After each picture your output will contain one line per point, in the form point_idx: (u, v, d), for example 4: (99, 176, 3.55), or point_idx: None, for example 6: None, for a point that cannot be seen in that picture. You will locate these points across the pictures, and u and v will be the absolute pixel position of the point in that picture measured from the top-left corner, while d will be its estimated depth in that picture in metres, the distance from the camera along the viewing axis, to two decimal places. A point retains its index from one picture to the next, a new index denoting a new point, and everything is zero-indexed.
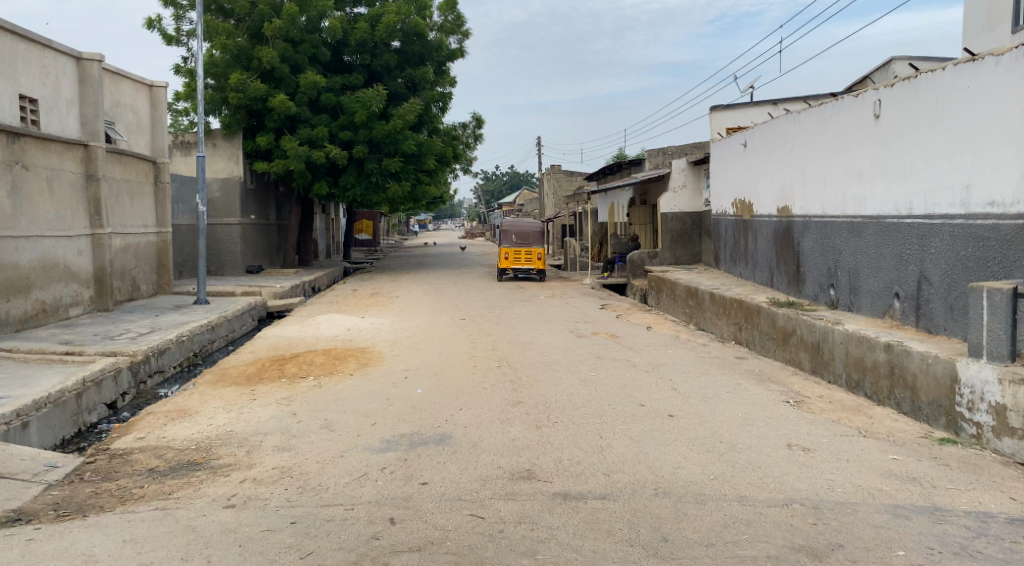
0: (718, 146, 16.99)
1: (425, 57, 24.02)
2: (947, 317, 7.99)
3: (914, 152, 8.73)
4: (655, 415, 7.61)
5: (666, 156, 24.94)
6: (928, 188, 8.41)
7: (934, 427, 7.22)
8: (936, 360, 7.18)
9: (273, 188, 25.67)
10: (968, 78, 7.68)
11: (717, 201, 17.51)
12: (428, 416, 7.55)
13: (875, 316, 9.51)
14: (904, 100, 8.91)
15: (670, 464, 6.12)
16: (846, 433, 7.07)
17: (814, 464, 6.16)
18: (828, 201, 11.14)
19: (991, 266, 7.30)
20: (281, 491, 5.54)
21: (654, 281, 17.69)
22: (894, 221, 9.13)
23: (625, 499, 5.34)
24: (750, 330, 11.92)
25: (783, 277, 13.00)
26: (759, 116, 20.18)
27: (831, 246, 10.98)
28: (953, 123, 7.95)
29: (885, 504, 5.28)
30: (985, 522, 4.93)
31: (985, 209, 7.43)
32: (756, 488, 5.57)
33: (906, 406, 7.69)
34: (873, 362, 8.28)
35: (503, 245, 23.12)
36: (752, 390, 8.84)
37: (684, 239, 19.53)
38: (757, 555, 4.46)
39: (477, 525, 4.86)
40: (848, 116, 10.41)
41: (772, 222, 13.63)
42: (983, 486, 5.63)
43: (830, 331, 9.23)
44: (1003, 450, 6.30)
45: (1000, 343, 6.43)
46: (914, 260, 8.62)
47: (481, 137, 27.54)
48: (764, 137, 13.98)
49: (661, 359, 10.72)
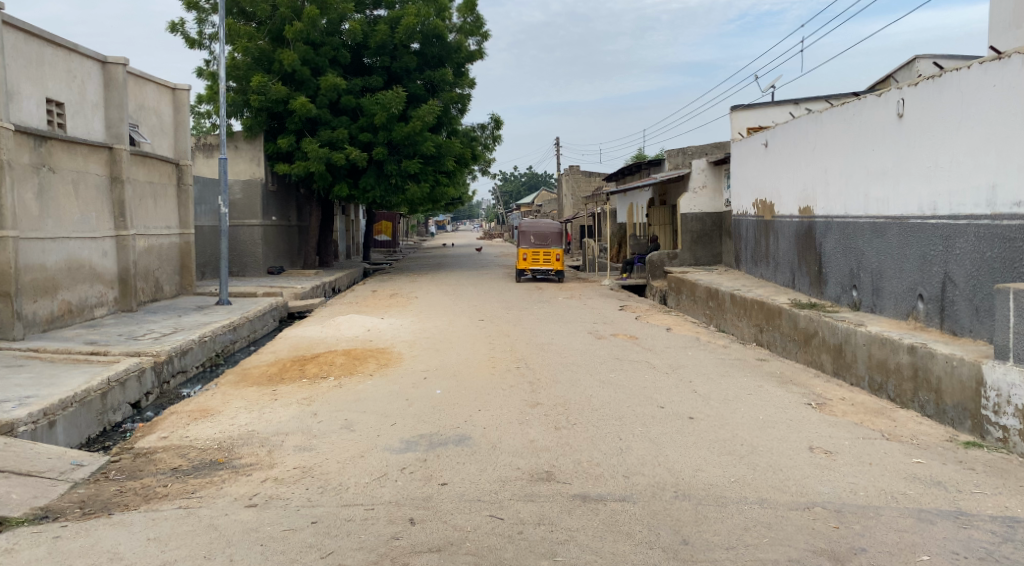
0: (739, 146, 16.88)
1: (444, 59, 24.11)
2: (972, 320, 7.89)
3: (939, 151, 8.63)
4: (675, 418, 7.58)
5: (686, 156, 24.78)
6: (953, 189, 8.31)
7: (958, 430, 7.13)
8: (961, 363, 7.08)
9: (294, 189, 25.88)
10: (994, 77, 7.58)
11: (737, 202, 17.37)
12: (447, 417, 7.57)
13: (899, 318, 9.40)
14: (928, 100, 8.80)
15: (690, 466, 6.09)
16: (869, 436, 7.00)
17: (836, 468, 6.10)
18: (851, 201, 11.04)
19: (1018, 267, 7.19)
20: (302, 491, 5.58)
21: (674, 282, 17.62)
22: (918, 222, 9.02)
23: (644, 501, 5.32)
24: (771, 331, 11.82)
25: (804, 278, 12.91)
26: (780, 115, 20.00)
27: (853, 246, 10.87)
28: (979, 123, 7.84)
29: (909, 508, 5.21)
30: (1011, 528, 4.86)
31: (1012, 209, 7.32)
32: (778, 492, 5.53)
33: (930, 409, 7.60)
34: (897, 364, 8.19)
35: (522, 246, 23.12)
36: (774, 392, 8.77)
37: (704, 239, 19.44)
38: (778, 558, 4.43)
39: (496, 526, 4.87)
40: (871, 115, 10.31)
41: (793, 222, 13.53)
42: (1010, 491, 5.55)
43: (853, 333, 9.14)
44: None
45: None
46: (938, 262, 8.52)
47: (499, 138, 27.55)
48: (785, 138, 13.87)
49: (680, 361, 10.66)
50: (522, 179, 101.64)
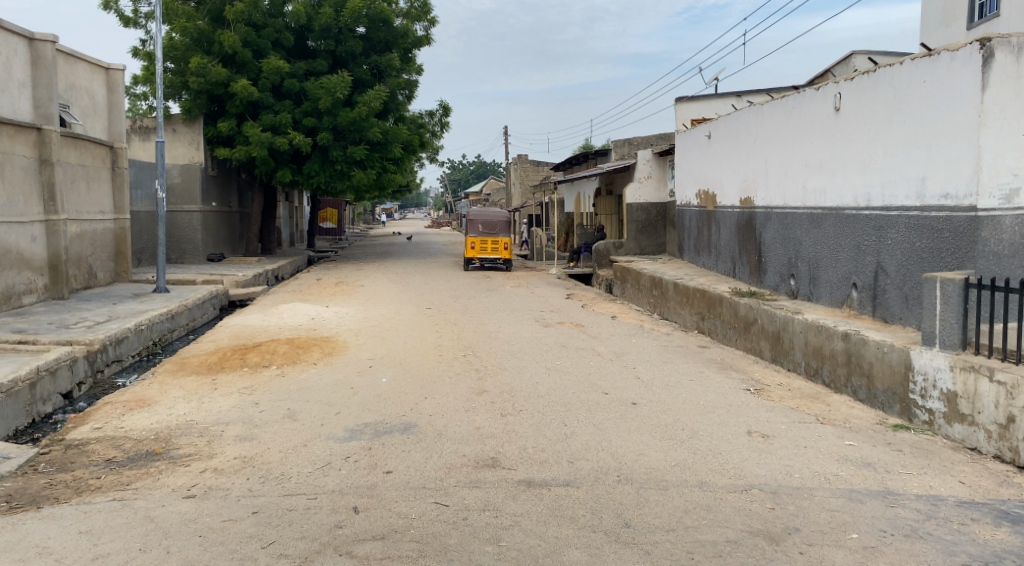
0: (683, 137, 17.15)
1: (391, 44, 23.80)
2: (902, 307, 8.19)
3: (872, 143, 8.92)
4: (618, 403, 7.69)
5: (632, 146, 25.10)
6: (885, 182, 8.62)
7: (888, 414, 7.44)
8: (891, 349, 7.37)
9: (235, 174, 25.27)
10: (924, 72, 7.85)
11: (681, 192, 17.61)
12: (392, 405, 7.52)
13: (834, 306, 9.72)
14: (864, 94, 9.06)
15: (633, 451, 6.19)
16: (804, 420, 7.23)
17: (773, 450, 6.28)
18: (789, 192, 11.33)
19: (945, 257, 7.53)
20: (242, 481, 5.49)
21: (619, 271, 17.83)
22: (853, 214, 9.32)
23: (588, 485, 5.39)
24: (713, 319, 12.08)
25: (744, 266, 13.21)
26: (723, 107, 20.41)
27: (791, 237, 11.15)
28: (911, 117, 8.12)
29: (840, 488, 5.41)
30: (934, 506, 5.08)
31: (940, 201, 7.63)
32: (717, 475, 5.67)
33: (862, 394, 7.88)
34: (832, 350, 8.45)
35: (470, 234, 23.02)
36: (714, 378, 8.98)
37: (649, 229, 19.66)
38: (716, 539, 4.54)
39: (440, 513, 4.88)
40: (809, 108, 10.59)
41: (734, 213, 13.83)
42: (934, 470, 5.82)
43: (790, 321, 9.42)
44: (953, 435, 6.54)
45: (952, 332, 6.66)
46: (871, 251, 8.82)
47: (447, 125, 27.34)
48: (727, 130, 14.13)
49: (624, 348, 10.82)
50: (470, 169, 101.21)
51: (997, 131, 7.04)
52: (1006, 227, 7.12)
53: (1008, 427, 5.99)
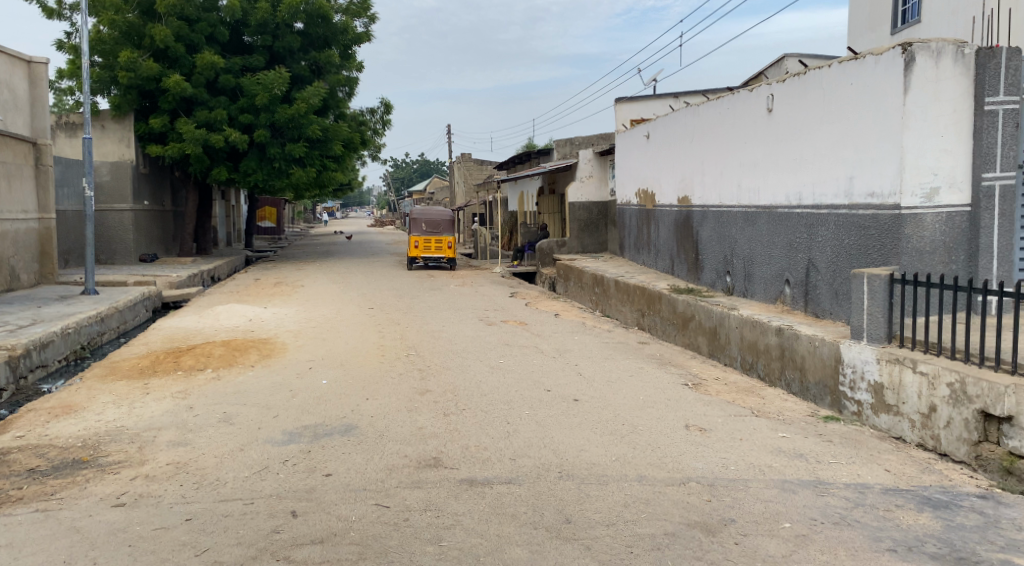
0: (623, 137, 17.38)
1: (330, 40, 23.47)
2: (832, 302, 8.47)
3: (803, 144, 9.19)
4: (561, 400, 7.76)
5: (574, 145, 25.31)
6: (815, 181, 8.88)
7: (819, 406, 7.69)
8: (822, 343, 7.62)
9: (169, 172, 24.55)
10: (851, 75, 8.13)
11: (621, 191, 17.84)
12: (332, 407, 7.42)
13: (768, 302, 9.98)
14: (795, 96, 9.32)
15: (574, 447, 6.25)
16: (739, 413, 7.41)
17: (710, 443, 6.42)
18: (725, 191, 11.58)
19: (871, 254, 7.82)
20: (175, 487, 5.34)
21: (562, 269, 17.96)
22: (785, 212, 9.59)
23: (529, 483, 5.42)
24: (653, 315, 12.27)
25: (683, 264, 13.46)
26: (662, 107, 20.77)
27: (727, 234, 11.42)
28: (839, 118, 8.40)
29: (774, 479, 5.57)
30: (862, 493, 5.27)
31: (867, 200, 7.92)
32: (656, 468, 5.76)
33: (795, 387, 8.12)
34: (766, 345, 8.68)
35: (414, 233, 22.84)
36: (654, 374, 9.13)
37: (592, 228, 19.87)
38: (655, 532, 4.61)
39: (381, 515, 4.83)
40: (742, 109, 10.85)
41: (672, 211, 14.08)
42: (862, 459, 6.04)
43: (726, 317, 9.64)
44: (880, 425, 6.82)
45: (879, 326, 6.93)
46: (802, 248, 9.10)
47: (389, 123, 27.11)
48: (665, 130, 14.37)
49: (567, 345, 10.91)
50: (413, 167, 100.55)
51: (918, 132, 7.34)
52: (928, 224, 7.43)
53: (931, 416, 6.28)
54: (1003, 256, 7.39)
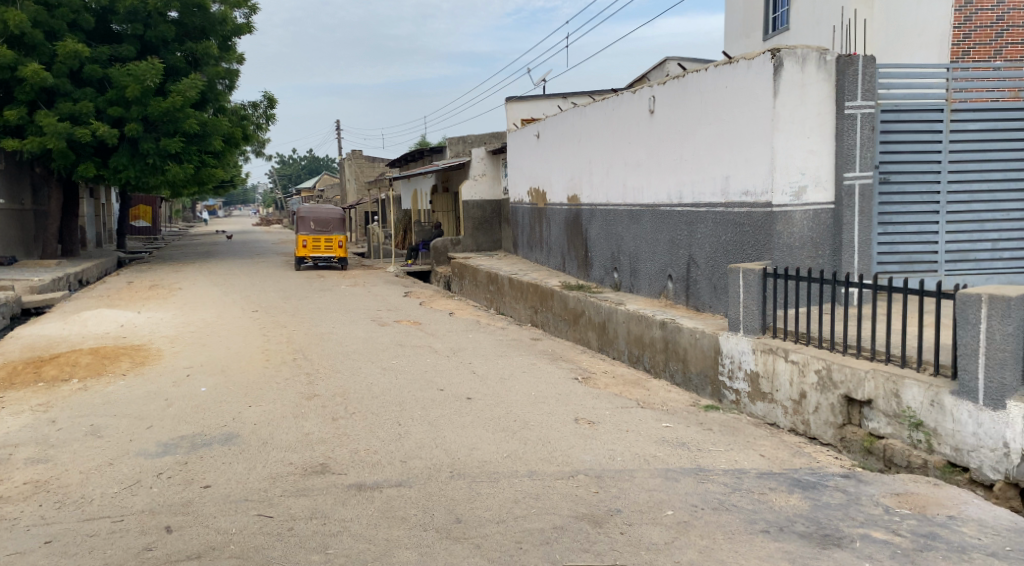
0: (514, 136, 17.52)
1: (207, 30, 22.44)
2: (711, 296, 8.83)
3: (683, 144, 9.53)
4: (453, 399, 7.72)
5: (467, 144, 25.29)
6: (695, 179, 9.24)
7: (701, 395, 8.02)
8: (702, 335, 7.93)
9: (28, 168, 22.78)
10: (726, 78, 8.51)
11: (513, 189, 17.98)
12: (213, 415, 7.09)
13: (653, 297, 10.31)
14: (675, 98, 9.66)
15: (466, 446, 6.23)
16: (626, 405, 7.62)
17: (598, 436, 6.56)
18: (611, 189, 11.86)
19: (746, 249, 8.22)
20: (34, 508, 4.94)
21: (456, 267, 17.92)
22: (667, 209, 9.93)
23: (420, 484, 5.36)
24: (545, 312, 12.44)
25: (573, 261, 13.71)
26: (551, 107, 21.09)
27: (614, 232, 11.71)
28: (715, 119, 8.77)
29: (658, 468, 5.74)
30: (739, 478, 5.52)
31: (742, 198, 8.31)
32: (546, 463, 5.83)
33: (678, 377, 8.43)
34: (651, 338, 8.96)
35: (302, 232, 22.18)
36: (546, 369, 9.24)
37: (485, 226, 19.93)
38: (544, 527, 4.66)
39: (263, 525, 4.65)
40: (627, 109, 11.14)
41: (562, 209, 14.31)
42: (739, 446, 6.34)
43: (614, 312, 9.88)
44: (756, 412, 7.20)
45: (754, 318, 7.30)
46: (684, 245, 9.45)
47: (273, 118, 26.24)
48: (554, 129, 14.58)
49: (460, 344, 10.88)
50: (301, 164, 97.77)
51: (787, 133, 7.77)
52: (796, 220, 7.89)
53: (801, 402, 6.68)
54: (863, 251, 7.96)
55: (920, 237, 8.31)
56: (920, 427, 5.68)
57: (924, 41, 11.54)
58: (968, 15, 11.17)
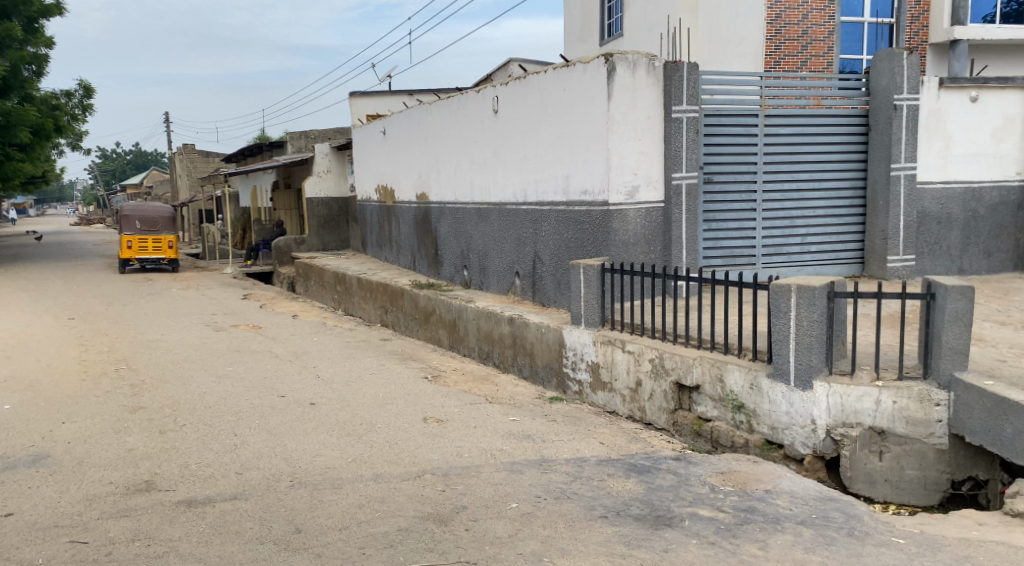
0: (360, 132, 17.17)
1: (9, 10, 20.29)
2: (555, 292, 9.07)
3: (526, 144, 9.72)
4: (296, 405, 7.43)
5: (309, 139, 24.47)
6: (538, 178, 9.45)
7: (548, 388, 8.23)
8: (548, 329, 8.13)
9: None
10: (563, 80, 8.76)
11: (360, 187, 17.62)
12: (18, 436, 6.39)
13: (501, 293, 10.45)
14: (517, 98, 9.84)
15: (308, 452, 6.02)
16: (475, 401, 7.66)
17: (445, 434, 6.54)
18: (458, 187, 11.89)
19: (586, 246, 8.51)
20: None
21: (301, 268, 17.29)
22: (512, 208, 10.09)
23: (257, 496, 5.11)
24: (395, 312, 12.28)
25: (422, 259, 13.64)
26: (396, 104, 20.85)
27: (462, 230, 11.75)
28: (555, 120, 9.01)
29: (504, 462, 5.81)
30: (580, 467, 5.69)
31: (581, 196, 8.59)
32: (391, 465, 5.74)
33: (526, 372, 8.60)
34: (500, 334, 9.07)
35: (126, 233, 20.59)
36: (394, 370, 9.12)
37: (332, 225, 19.40)
38: (388, 530, 4.58)
39: (76, 553, 4.25)
40: (471, 109, 11.21)
41: (410, 208, 14.19)
42: (581, 435, 6.55)
43: (463, 309, 9.92)
44: (598, 402, 7.50)
45: (594, 311, 7.57)
46: (529, 242, 9.65)
47: (90, 108, 24.17)
48: (400, 127, 14.43)
49: (304, 347, 10.51)
50: (128, 159, 90.76)
51: (620, 135, 8.12)
52: (631, 218, 8.28)
53: (638, 390, 7.03)
54: (691, 246, 8.48)
55: (740, 233, 8.98)
56: (741, 408, 6.13)
57: (741, 50, 12.41)
58: (778, 28, 12.22)
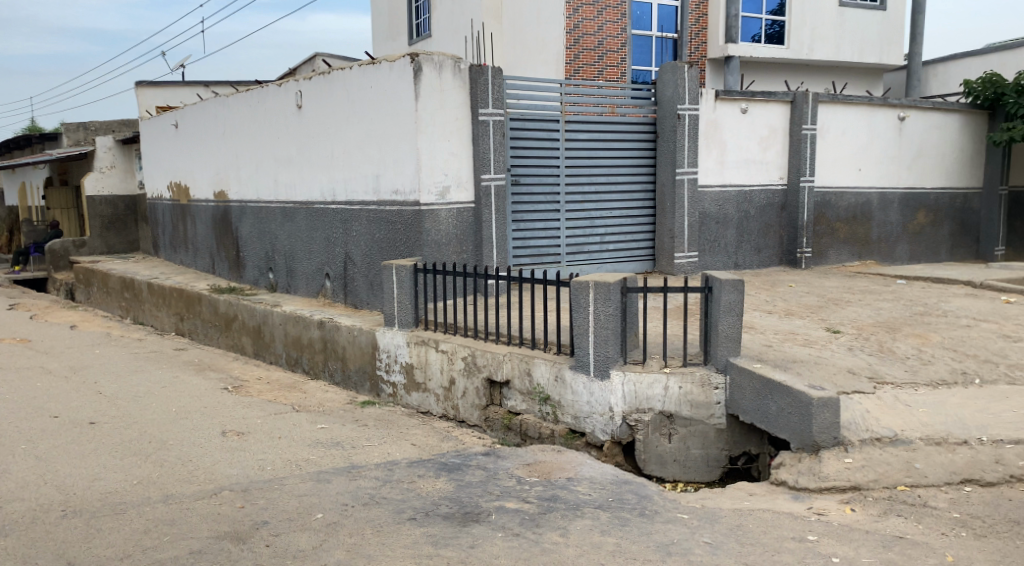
0: (148, 125, 15.83)
1: None
2: (368, 293, 8.91)
3: (333, 141, 9.45)
4: (72, 426, 6.70)
5: (89, 132, 22.22)
6: (346, 178, 9.23)
7: (360, 392, 8.07)
8: (359, 332, 7.97)
9: None
10: (370, 78, 8.62)
11: (151, 184, 16.26)
12: None
13: (310, 296, 10.09)
14: (322, 94, 9.54)
15: (86, 478, 5.45)
16: (280, 411, 7.33)
17: (246, 448, 6.19)
18: (261, 185, 11.32)
19: (399, 246, 8.43)
20: None
21: (81, 273, 15.64)
22: (320, 207, 9.77)
23: (21, 531, 4.54)
24: (193, 319, 11.46)
25: (223, 262, 12.84)
26: (190, 96, 19.50)
27: (266, 230, 11.21)
28: (362, 118, 8.84)
29: (309, 472, 5.61)
30: (390, 471, 5.62)
31: (391, 196, 8.50)
32: (185, 484, 5.35)
33: (337, 377, 8.37)
34: (309, 339, 8.76)
35: None
36: (190, 382, 8.50)
37: (118, 225, 17.79)
38: (178, 554, 4.25)
39: None
40: (273, 104, 10.72)
41: (208, 207, 13.30)
42: (392, 438, 6.48)
43: (269, 314, 9.45)
44: (411, 403, 7.48)
45: (406, 312, 7.52)
46: (339, 243, 9.39)
47: None
48: (195, 120, 13.49)
49: (85, 361, 9.51)
50: None
51: (429, 135, 8.14)
52: (442, 218, 8.31)
53: (450, 388, 7.09)
54: (501, 246, 8.67)
55: (546, 233, 9.32)
56: (547, 401, 6.37)
57: (544, 57, 12.99)
58: (576, 37, 13.11)
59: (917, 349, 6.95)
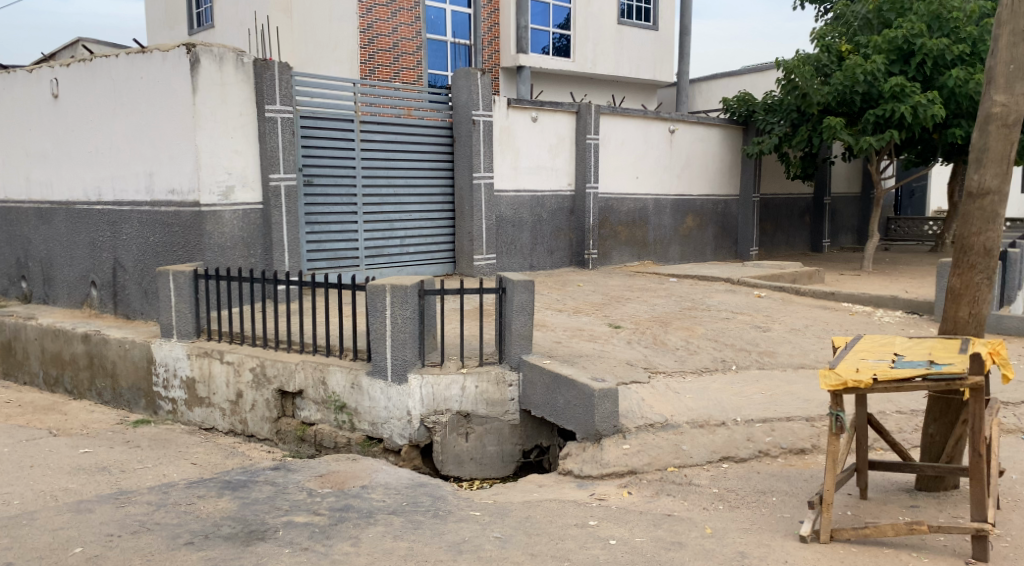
0: None
1: None
2: (142, 302, 8.17)
3: (97, 135, 8.57)
4: None
5: None
6: (114, 176, 8.41)
7: (134, 411, 7.40)
8: (132, 346, 7.30)
9: None
10: (139, 68, 7.94)
11: None
12: None
13: (72, 307, 9.08)
14: (82, 83, 8.62)
15: None
16: (33, 437, 6.52)
17: None
18: (10, 184, 10.00)
19: (177, 250, 7.81)
20: None
21: None
22: (83, 208, 8.81)
23: None
24: None
25: None
26: None
27: (16, 234, 9.92)
28: (131, 111, 8.11)
29: (67, 503, 5.03)
30: (165, 494, 5.18)
31: (167, 196, 7.86)
32: None
33: (106, 396, 7.61)
34: (72, 355, 7.88)
35: None
36: None
37: None
38: None
39: None
40: (22, 91, 9.52)
41: None
42: (169, 459, 6.00)
43: (21, 329, 8.38)
44: (193, 419, 6.98)
45: (187, 321, 6.98)
46: (106, 248, 8.53)
47: None
48: None
49: None
50: None
51: (210, 131, 7.64)
52: (227, 220, 7.84)
53: (238, 401, 6.70)
54: (293, 249, 8.34)
55: (342, 235, 9.10)
56: (343, 409, 6.22)
57: (337, 56, 12.76)
58: (371, 38, 13.07)
59: (686, 340, 7.62)
